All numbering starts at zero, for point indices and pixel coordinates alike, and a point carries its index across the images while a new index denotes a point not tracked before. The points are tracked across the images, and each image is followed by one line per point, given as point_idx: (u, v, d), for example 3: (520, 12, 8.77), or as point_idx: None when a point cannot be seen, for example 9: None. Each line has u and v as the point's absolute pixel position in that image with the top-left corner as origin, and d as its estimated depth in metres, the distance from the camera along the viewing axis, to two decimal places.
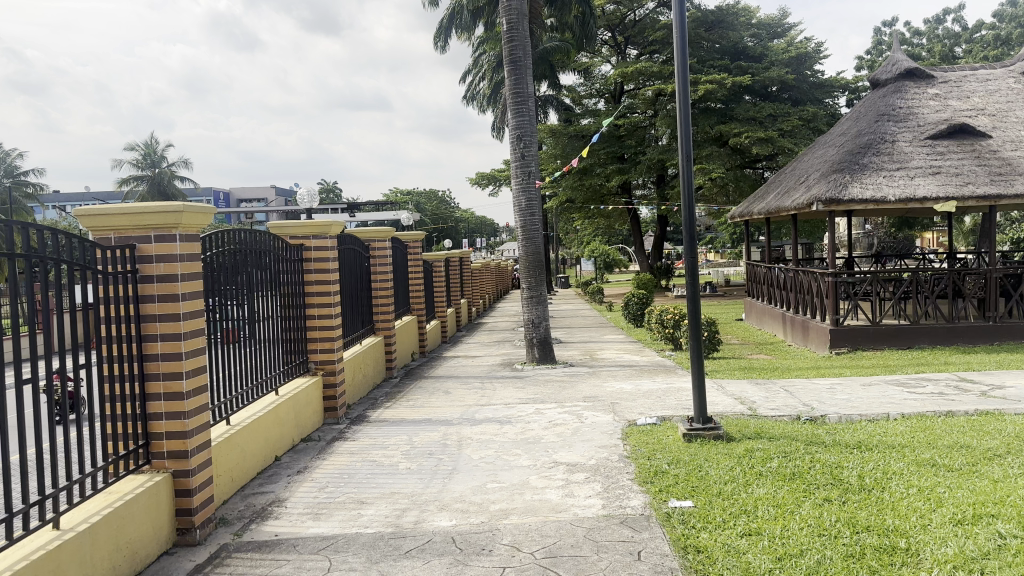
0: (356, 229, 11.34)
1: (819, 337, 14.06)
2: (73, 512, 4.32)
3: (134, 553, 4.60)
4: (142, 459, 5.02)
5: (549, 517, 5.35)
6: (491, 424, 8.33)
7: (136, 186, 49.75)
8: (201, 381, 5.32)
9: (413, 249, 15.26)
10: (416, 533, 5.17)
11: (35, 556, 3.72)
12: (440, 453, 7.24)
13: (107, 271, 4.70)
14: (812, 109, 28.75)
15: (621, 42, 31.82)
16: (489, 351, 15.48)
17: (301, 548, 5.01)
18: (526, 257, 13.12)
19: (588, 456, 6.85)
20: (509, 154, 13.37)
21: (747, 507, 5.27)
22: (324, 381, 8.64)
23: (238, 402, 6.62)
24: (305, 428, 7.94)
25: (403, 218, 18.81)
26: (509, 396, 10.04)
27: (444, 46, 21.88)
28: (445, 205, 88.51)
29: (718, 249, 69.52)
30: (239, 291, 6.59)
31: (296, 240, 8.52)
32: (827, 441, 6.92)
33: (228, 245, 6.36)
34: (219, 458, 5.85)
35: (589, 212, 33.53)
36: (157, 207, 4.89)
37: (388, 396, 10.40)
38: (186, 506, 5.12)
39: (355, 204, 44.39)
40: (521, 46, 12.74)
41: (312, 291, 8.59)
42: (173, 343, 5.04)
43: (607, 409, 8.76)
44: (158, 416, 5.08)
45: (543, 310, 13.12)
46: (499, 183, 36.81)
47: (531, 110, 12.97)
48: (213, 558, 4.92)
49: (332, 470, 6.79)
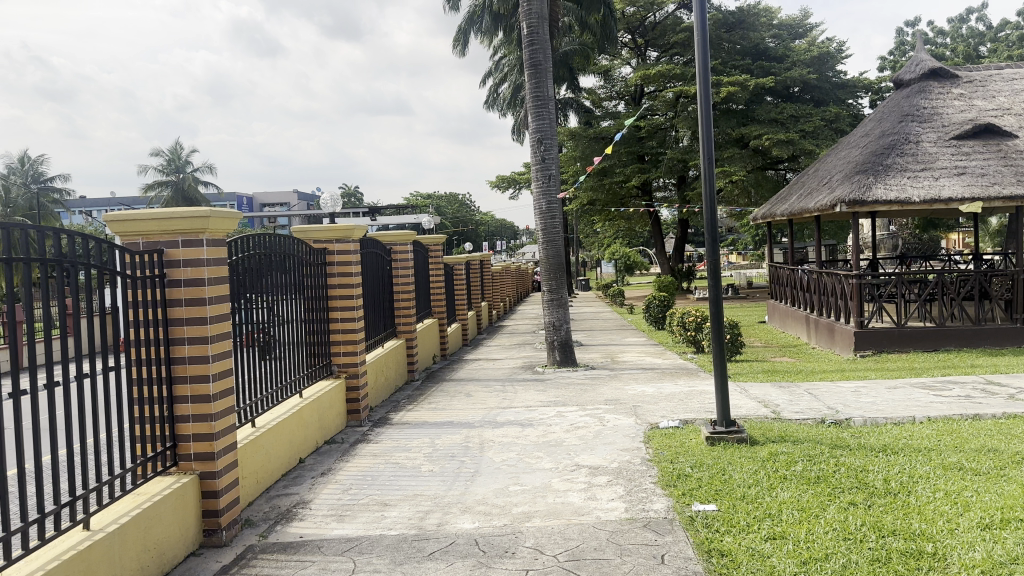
0: (378, 232, 11.40)
1: (844, 340, 13.91)
2: (102, 513, 4.39)
3: (163, 554, 4.66)
4: (169, 461, 5.09)
5: (571, 521, 5.35)
6: (513, 427, 8.34)
7: (161, 192, 50.30)
8: (227, 384, 5.39)
9: (435, 252, 15.32)
10: (439, 535, 5.20)
11: (67, 556, 3.79)
12: (463, 456, 7.27)
13: (136, 275, 4.76)
14: (835, 110, 28.49)
15: (641, 45, 31.76)
16: (509, 354, 15.47)
17: (325, 550, 5.05)
18: (547, 260, 13.10)
19: (611, 460, 6.84)
20: (529, 157, 13.38)
21: (770, 511, 5.24)
22: (347, 384, 8.70)
23: (262, 404, 6.69)
24: (328, 430, 8.00)
25: (425, 222, 18.74)
26: (531, 399, 10.04)
27: (464, 50, 21.87)
28: (466, 209, 88.81)
29: (741, 251, 69.02)
30: (264, 293, 6.67)
31: (319, 244, 8.58)
32: (852, 444, 6.87)
33: (253, 249, 6.44)
34: (245, 459, 5.92)
35: (610, 214, 33.48)
36: (186, 211, 4.98)
37: (409, 399, 10.43)
38: (212, 507, 5.17)
39: (377, 210, 44.68)
40: (541, 50, 12.71)
41: (335, 294, 8.65)
42: (201, 347, 5.11)
43: (629, 413, 8.73)
44: (185, 417, 5.15)
45: (564, 312, 13.11)
46: (519, 186, 36.83)
47: (551, 113, 12.97)
48: (240, 559, 4.97)
49: (355, 472, 6.83)
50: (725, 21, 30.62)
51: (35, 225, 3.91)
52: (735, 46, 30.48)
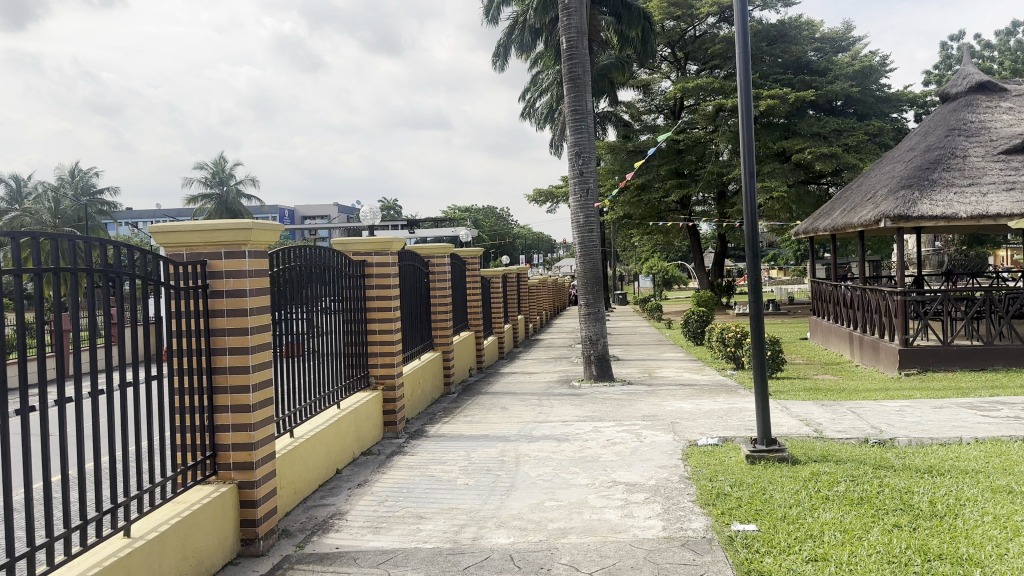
0: (416, 245, 11.45)
1: (889, 358, 13.59)
2: (143, 520, 4.45)
3: (201, 562, 4.71)
4: (209, 470, 5.16)
5: (608, 538, 5.29)
6: (549, 441, 8.30)
7: (205, 204, 51.33)
8: (267, 394, 5.44)
9: (472, 265, 15.37)
10: (475, 550, 5.17)
11: (108, 562, 3.84)
12: (498, 470, 7.24)
13: (179, 285, 4.85)
14: (878, 124, 28.04)
15: (681, 58, 31.65)
16: (546, 368, 15.40)
17: (361, 561, 5.06)
18: (583, 274, 13.03)
19: (648, 476, 6.76)
20: (567, 171, 13.36)
21: (813, 532, 5.11)
22: (384, 396, 8.75)
23: (301, 415, 6.74)
24: (365, 441, 8.04)
25: (463, 234, 18.80)
26: (567, 414, 9.98)
27: (503, 65, 22.01)
28: (503, 222, 89.13)
29: (781, 267, 68.19)
30: (304, 304, 6.73)
31: (358, 256, 8.65)
32: (896, 465, 6.69)
33: (294, 261, 6.53)
34: (283, 470, 5.97)
35: (648, 229, 33.29)
36: (227, 224, 5.04)
37: (445, 411, 10.44)
38: (250, 516, 5.22)
39: (416, 223, 45.01)
40: (580, 64, 12.71)
41: (374, 306, 8.69)
42: (241, 357, 5.17)
43: (666, 429, 8.63)
44: (225, 427, 5.20)
45: (602, 326, 13.01)
46: (557, 201, 36.82)
47: (590, 127, 12.94)
48: (277, 569, 5.00)
49: (391, 484, 6.85)
50: (767, 34, 30.39)
51: (84, 235, 3.99)
52: (776, 60, 30.20)
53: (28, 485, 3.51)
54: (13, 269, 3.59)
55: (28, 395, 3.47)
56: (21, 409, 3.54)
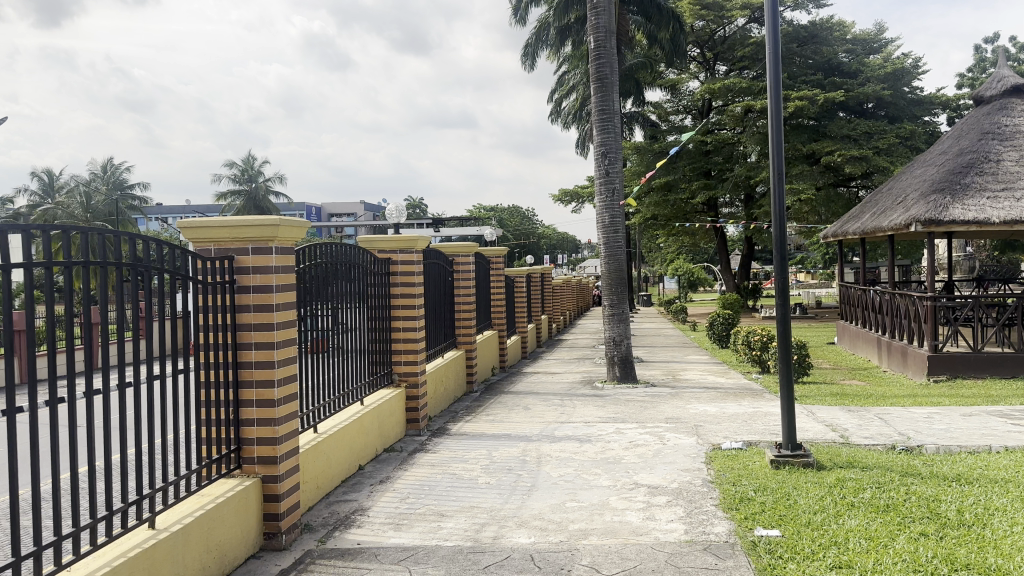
0: (440, 244, 11.47)
1: (917, 364, 13.39)
2: (168, 512, 4.51)
3: (223, 556, 4.75)
4: (233, 464, 5.21)
5: (629, 540, 5.26)
6: (571, 442, 8.27)
7: (234, 200, 51.89)
8: (291, 390, 5.49)
9: (496, 264, 15.38)
10: (495, 549, 5.17)
11: (132, 554, 3.89)
12: (520, 470, 7.23)
13: (207, 281, 4.90)
14: (909, 127, 27.64)
15: (710, 59, 31.43)
16: (569, 368, 15.37)
17: (382, 558, 5.07)
18: (608, 274, 12.97)
19: (670, 480, 6.72)
20: (593, 170, 13.32)
21: (837, 539, 5.05)
22: (407, 393, 8.78)
23: (324, 411, 6.78)
24: (388, 438, 8.07)
25: (488, 233, 18.83)
26: (590, 415, 9.94)
27: (532, 65, 21.98)
28: (528, 223, 89.17)
29: (810, 270, 67.50)
30: (329, 301, 6.77)
31: (384, 253, 8.68)
32: (924, 472, 6.59)
33: (320, 258, 6.56)
34: (306, 464, 6.00)
35: (674, 230, 33.11)
36: (255, 220, 5.08)
37: (468, 409, 10.45)
38: (273, 511, 5.26)
39: (441, 221, 45.14)
40: (608, 64, 12.65)
41: (398, 304, 8.72)
42: (267, 352, 5.21)
43: (690, 432, 8.57)
44: (249, 422, 5.25)
45: (626, 327, 12.94)
46: (582, 201, 36.76)
47: (617, 127, 12.88)
48: (298, 564, 5.03)
49: (412, 481, 6.87)
50: (797, 35, 30.10)
51: (115, 231, 4.05)
52: (807, 61, 29.85)
53: (57, 475, 3.57)
54: (45, 261, 3.65)
55: (57, 387, 3.53)
56: (50, 400, 3.59)
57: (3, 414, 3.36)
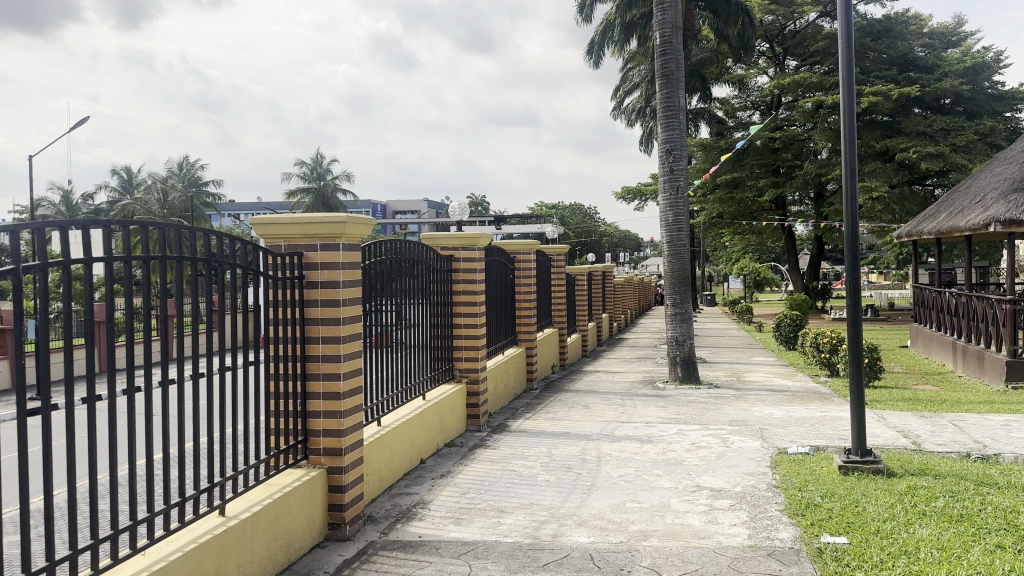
0: (502, 241, 11.51)
1: (995, 369, 12.85)
2: (238, 500, 4.65)
3: (290, 544, 4.87)
4: (300, 454, 5.33)
5: (690, 543, 5.20)
6: (631, 442, 8.21)
7: (302, 197, 53.11)
8: (356, 383, 5.59)
9: (557, 262, 15.36)
10: (555, 547, 5.17)
11: (203, 540, 4.03)
12: (580, 468, 7.21)
13: (277, 276, 5.02)
14: (990, 123, 26.52)
15: (780, 54, 30.74)
16: (630, 367, 15.25)
17: (442, 551, 5.13)
18: (671, 273, 12.82)
19: (733, 483, 6.61)
20: (657, 168, 13.16)
21: (907, 549, 4.88)
22: (468, 389, 8.84)
23: (387, 405, 6.89)
24: (449, 433, 8.15)
25: (550, 230, 18.81)
26: (651, 415, 9.85)
27: (596, 62, 21.85)
28: (591, 220, 88.77)
29: (882, 270, 65.44)
30: (393, 297, 6.87)
31: (446, 250, 8.75)
32: (1001, 482, 6.32)
33: (384, 254, 6.66)
34: (370, 457, 6.11)
35: (739, 229, 32.52)
36: (323, 217, 5.19)
37: (528, 407, 10.47)
38: (337, 502, 5.38)
39: (503, 218, 45.29)
40: (674, 60, 12.48)
41: (459, 300, 8.79)
42: (333, 346, 5.32)
43: (754, 435, 8.42)
44: (316, 413, 5.37)
45: (689, 327, 12.77)
46: (645, 198, 36.42)
47: (682, 123, 12.70)
48: (361, 554, 5.12)
49: (473, 477, 6.92)
50: (871, 29, 29.19)
51: (189, 226, 4.17)
52: (881, 56, 28.92)
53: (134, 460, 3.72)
54: (124, 256, 3.80)
55: (134, 376, 3.66)
56: (128, 389, 3.72)
57: (83, 401, 3.51)
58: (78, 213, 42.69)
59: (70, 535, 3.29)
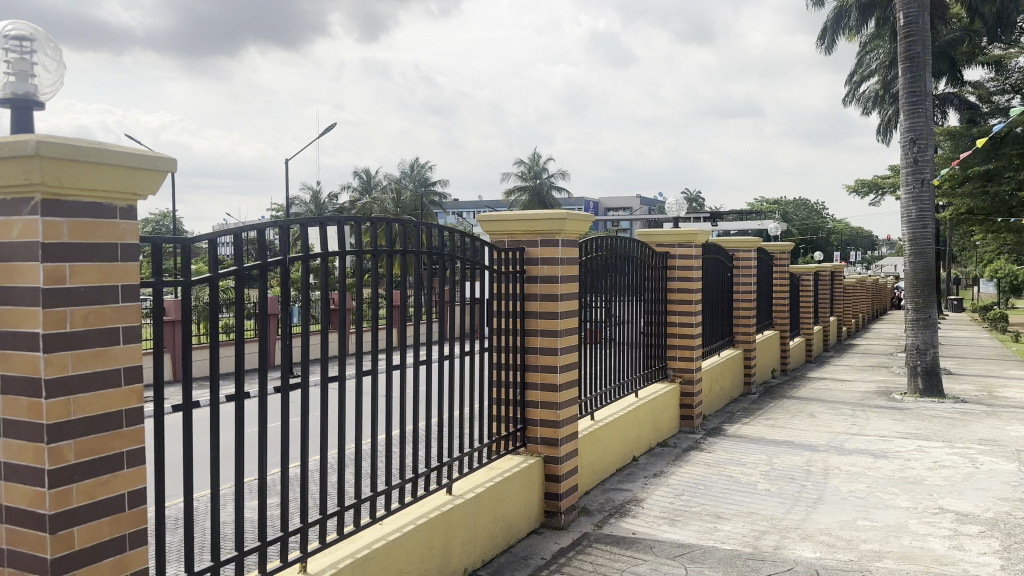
0: (721, 239, 11.14)
1: None
2: (463, 480, 4.91)
3: (509, 529, 5.06)
4: (519, 442, 5.51)
5: (932, 569, 4.72)
6: (862, 456, 7.61)
7: (521, 195, 54.85)
8: (572, 376, 5.68)
9: (780, 261, 14.59)
10: (776, 559, 4.91)
11: (431, 515, 4.30)
12: (804, 479, 6.80)
13: (500, 270, 5.22)
14: None
15: None
16: (861, 376, 14.13)
17: (657, 551, 5.06)
18: (911, 275, 11.71)
19: (985, 508, 5.90)
20: (898, 159, 12.06)
21: None
22: (683, 390, 8.66)
23: (602, 400, 6.93)
24: (663, 433, 8.04)
25: (772, 228, 17.92)
26: (885, 428, 9.06)
27: (829, 47, 20.46)
28: (817, 217, 83.37)
29: None
30: (607, 293, 6.90)
31: (663, 248, 8.64)
32: None
33: (600, 250, 6.71)
34: (584, 450, 6.18)
35: (995, 227, 29.00)
36: (544, 214, 5.30)
37: (747, 411, 10.05)
38: (554, 491, 5.50)
39: (721, 215, 43.83)
40: (920, 42, 11.38)
41: (675, 299, 8.61)
42: (550, 339, 5.44)
43: (1012, 458, 7.45)
44: (534, 403, 5.53)
45: (932, 334, 11.58)
46: (881, 193, 33.56)
47: (929, 110, 11.55)
48: (576, 544, 5.19)
49: (688, 479, 6.76)
50: None
51: (417, 222, 4.43)
52: None
53: (363, 437, 4.09)
54: (360, 249, 4.13)
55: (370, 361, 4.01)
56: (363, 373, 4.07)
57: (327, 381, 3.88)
58: (324, 210, 47.10)
59: (319, 500, 3.66)
